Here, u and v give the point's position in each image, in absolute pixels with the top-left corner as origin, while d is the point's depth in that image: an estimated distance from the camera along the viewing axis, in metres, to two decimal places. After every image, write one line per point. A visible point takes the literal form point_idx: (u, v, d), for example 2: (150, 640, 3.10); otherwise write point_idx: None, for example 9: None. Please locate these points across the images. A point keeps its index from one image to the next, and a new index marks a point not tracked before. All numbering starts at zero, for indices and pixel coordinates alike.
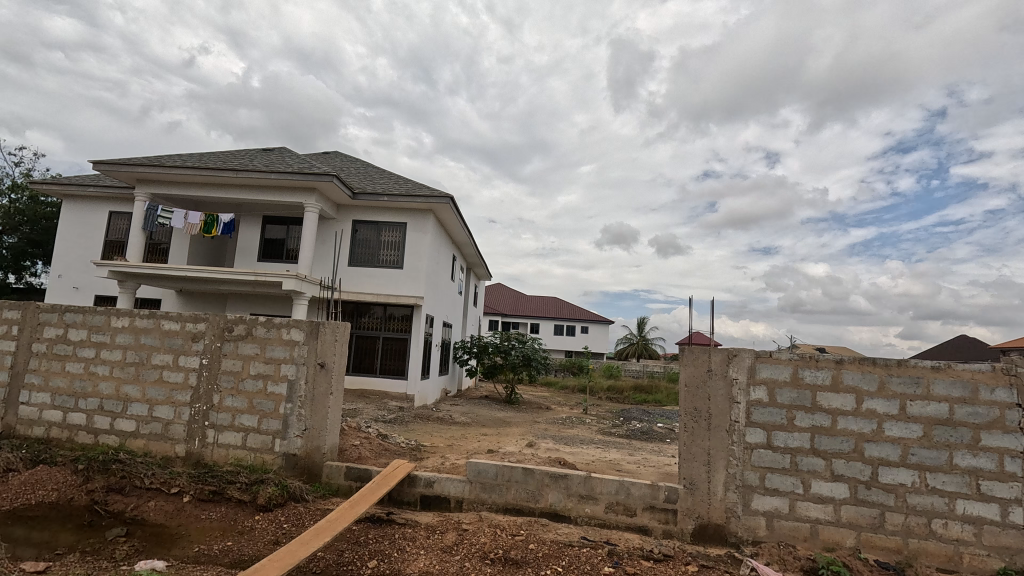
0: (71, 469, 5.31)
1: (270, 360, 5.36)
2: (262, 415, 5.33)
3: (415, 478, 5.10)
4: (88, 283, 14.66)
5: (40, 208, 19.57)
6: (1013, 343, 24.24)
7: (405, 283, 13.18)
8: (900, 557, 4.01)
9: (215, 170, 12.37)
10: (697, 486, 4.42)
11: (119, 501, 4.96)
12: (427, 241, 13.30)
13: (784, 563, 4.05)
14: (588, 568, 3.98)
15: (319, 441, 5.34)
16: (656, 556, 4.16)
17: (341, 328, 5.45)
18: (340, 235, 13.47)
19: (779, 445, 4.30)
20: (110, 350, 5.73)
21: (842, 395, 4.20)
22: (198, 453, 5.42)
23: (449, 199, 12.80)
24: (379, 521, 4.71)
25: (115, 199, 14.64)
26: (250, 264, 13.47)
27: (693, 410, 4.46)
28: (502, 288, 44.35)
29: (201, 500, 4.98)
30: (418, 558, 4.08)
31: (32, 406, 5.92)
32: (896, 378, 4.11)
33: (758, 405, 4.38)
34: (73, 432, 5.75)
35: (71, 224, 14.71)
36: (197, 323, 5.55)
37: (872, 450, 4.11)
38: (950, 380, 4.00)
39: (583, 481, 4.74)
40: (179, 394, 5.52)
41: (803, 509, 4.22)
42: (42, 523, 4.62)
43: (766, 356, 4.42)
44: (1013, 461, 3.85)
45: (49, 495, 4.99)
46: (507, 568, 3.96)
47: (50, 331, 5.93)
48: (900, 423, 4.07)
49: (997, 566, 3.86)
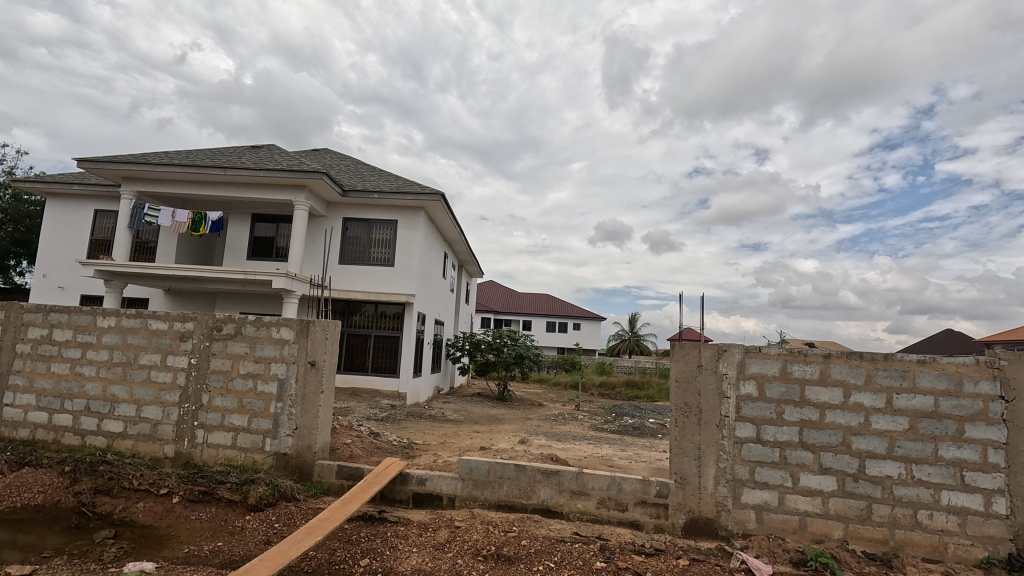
0: (56, 472, 5.23)
1: (260, 360, 5.32)
2: (252, 415, 5.29)
3: (407, 476, 5.09)
4: (75, 283, 14.49)
5: (23, 207, 19.14)
6: (997, 337, 24.67)
7: (396, 281, 13.12)
8: (887, 547, 4.07)
9: (204, 168, 12.20)
10: (688, 480, 4.45)
11: (108, 503, 4.90)
12: (419, 239, 13.24)
13: (773, 556, 4.12)
14: (581, 564, 3.99)
15: (310, 440, 5.24)
16: (648, 550, 4.20)
17: (332, 326, 5.34)
18: (330, 232, 13.37)
19: (767, 439, 4.35)
20: (96, 350, 5.66)
21: (831, 389, 4.25)
22: (187, 453, 5.37)
23: (440, 196, 12.79)
24: (371, 519, 4.70)
25: (100, 197, 14.44)
26: (239, 263, 13.36)
27: (684, 406, 4.48)
28: (495, 287, 44.30)
29: (190, 500, 4.94)
30: (410, 557, 4.07)
31: (17, 407, 5.83)
32: (883, 372, 4.16)
33: (747, 400, 4.41)
34: (59, 434, 5.66)
35: (55, 224, 14.47)
36: (185, 322, 5.50)
37: (859, 443, 4.16)
38: (936, 372, 4.06)
39: (574, 476, 4.76)
40: (167, 394, 5.46)
41: (792, 502, 4.26)
42: (28, 526, 4.55)
43: (755, 351, 4.47)
44: (997, 452, 3.92)
45: (34, 497, 4.91)
46: (500, 565, 3.97)
47: (33, 331, 5.84)
48: (887, 416, 4.12)
49: (981, 556, 3.90)
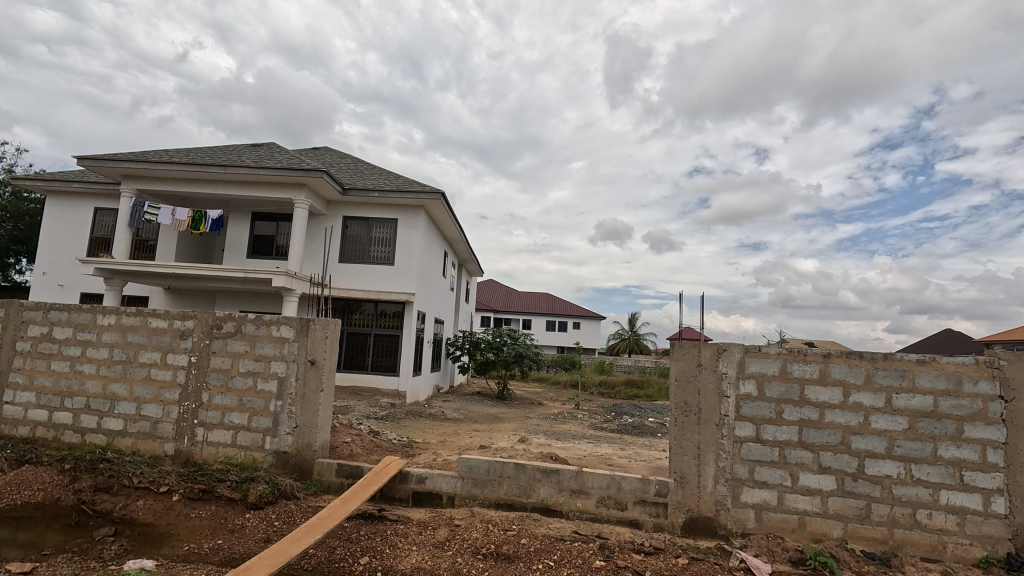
0: (57, 469, 5.25)
1: (259, 358, 5.33)
2: (252, 414, 5.29)
3: (407, 474, 5.10)
4: (74, 281, 14.48)
5: (23, 204, 19.10)
6: (997, 337, 24.69)
7: (396, 279, 13.12)
8: (886, 547, 4.07)
9: (204, 166, 12.17)
10: (688, 479, 4.45)
11: (108, 501, 4.91)
12: (419, 237, 13.24)
13: (772, 555, 4.13)
14: (580, 563, 4.00)
15: (310, 438, 5.25)
16: (647, 549, 4.20)
17: (332, 325, 5.32)
18: (330, 231, 13.38)
19: (767, 438, 4.35)
20: (96, 348, 5.66)
21: (830, 389, 4.25)
22: (187, 451, 5.37)
23: (440, 194, 12.79)
24: (371, 517, 4.70)
25: (101, 195, 14.44)
26: (239, 261, 13.37)
27: (684, 405, 4.49)
28: (495, 286, 44.30)
29: (190, 499, 4.94)
30: (411, 555, 4.08)
31: (17, 406, 5.83)
32: (883, 371, 4.17)
33: (747, 400, 4.41)
34: (59, 432, 5.67)
35: (54, 221, 14.46)
36: (185, 321, 5.51)
37: (859, 443, 4.17)
38: (935, 372, 4.06)
39: (574, 475, 4.76)
40: (167, 392, 5.46)
41: (791, 501, 4.26)
42: (29, 523, 4.56)
43: (755, 351, 4.48)
44: (996, 452, 3.92)
45: (35, 495, 4.92)
46: (499, 564, 3.98)
47: (33, 329, 5.84)
48: (886, 415, 4.13)
49: (980, 556, 3.91)
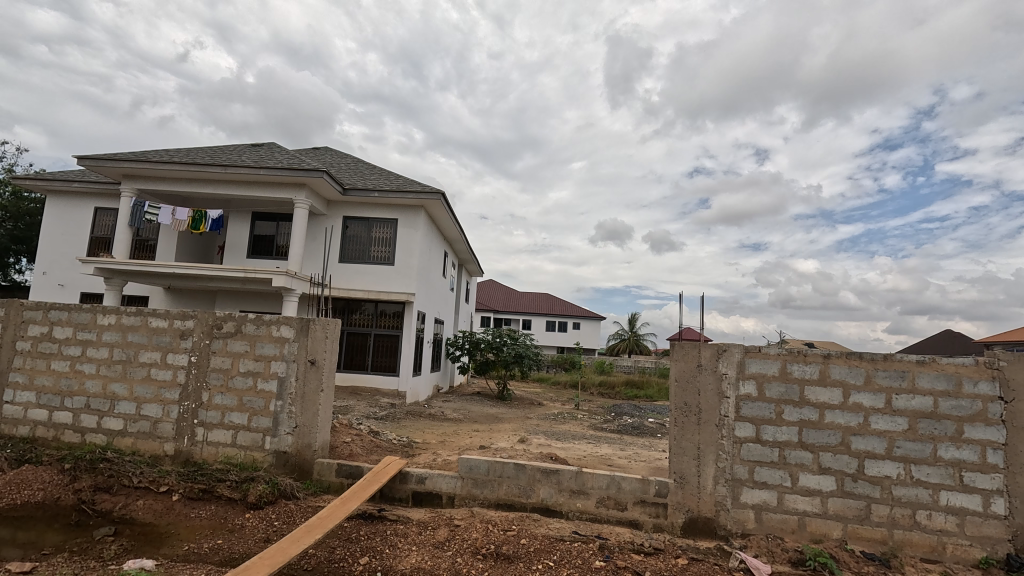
0: (57, 469, 5.25)
1: (260, 358, 5.33)
2: (252, 413, 5.29)
3: (407, 475, 5.10)
4: (74, 280, 14.48)
5: (23, 204, 19.10)
6: (997, 337, 24.69)
7: (396, 279, 13.12)
8: (885, 547, 4.07)
9: (204, 166, 12.17)
10: (688, 480, 4.46)
11: (107, 501, 4.91)
12: (419, 237, 13.25)
13: (772, 555, 4.13)
14: (580, 563, 4.00)
15: (309, 438, 5.25)
16: (647, 550, 4.20)
17: (332, 325, 5.32)
18: (331, 231, 13.38)
19: (767, 439, 4.35)
20: (96, 348, 5.66)
21: (830, 389, 4.25)
22: (187, 451, 5.37)
23: (440, 194, 12.80)
24: (371, 517, 4.70)
25: (101, 194, 14.45)
26: (239, 260, 13.37)
27: (683, 405, 4.49)
28: (495, 286, 44.33)
29: (190, 498, 4.94)
30: (410, 555, 4.08)
31: (18, 405, 5.83)
32: (882, 372, 4.17)
33: (746, 400, 4.42)
34: (59, 431, 5.67)
35: (55, 221, 14.47)
36: (185, 320, 5.51)
37: (859, 443, 4.17)
38: (935, 373, 4.07)
39: (574, 476, 4.76)
40: (167, 392, 5.46)
41: (791, 502, 4.26)
42: (29, 523, 4.55)
43: (755, 351, 4.48)
44: (996, 453, 3.92)
45: (35, 495, 4.92)
46: (499, 564, 3.98)
47: (33, 329, 5.85)
48: (886, 416, 4.13)
49: (980, 557, 3.91)
